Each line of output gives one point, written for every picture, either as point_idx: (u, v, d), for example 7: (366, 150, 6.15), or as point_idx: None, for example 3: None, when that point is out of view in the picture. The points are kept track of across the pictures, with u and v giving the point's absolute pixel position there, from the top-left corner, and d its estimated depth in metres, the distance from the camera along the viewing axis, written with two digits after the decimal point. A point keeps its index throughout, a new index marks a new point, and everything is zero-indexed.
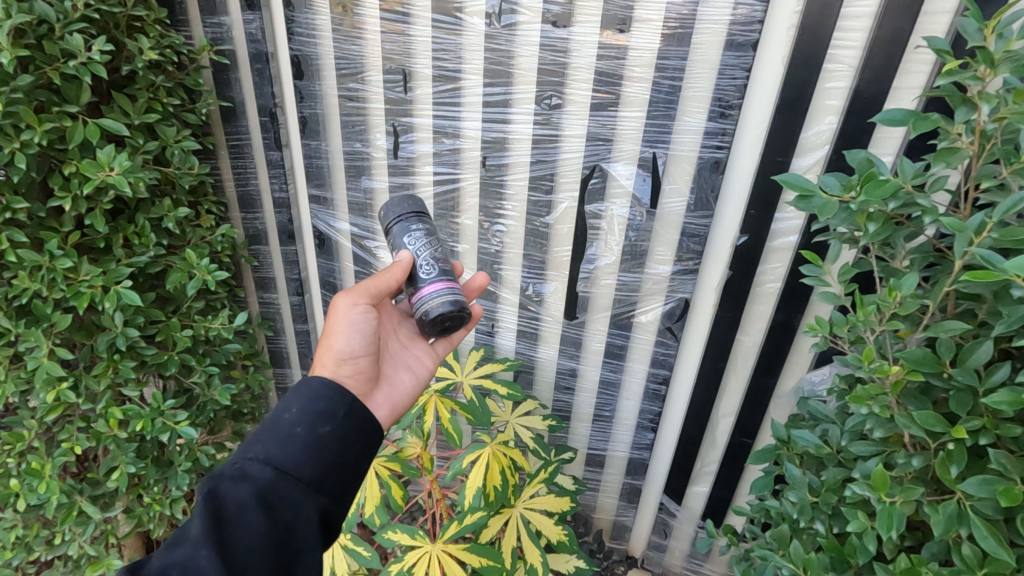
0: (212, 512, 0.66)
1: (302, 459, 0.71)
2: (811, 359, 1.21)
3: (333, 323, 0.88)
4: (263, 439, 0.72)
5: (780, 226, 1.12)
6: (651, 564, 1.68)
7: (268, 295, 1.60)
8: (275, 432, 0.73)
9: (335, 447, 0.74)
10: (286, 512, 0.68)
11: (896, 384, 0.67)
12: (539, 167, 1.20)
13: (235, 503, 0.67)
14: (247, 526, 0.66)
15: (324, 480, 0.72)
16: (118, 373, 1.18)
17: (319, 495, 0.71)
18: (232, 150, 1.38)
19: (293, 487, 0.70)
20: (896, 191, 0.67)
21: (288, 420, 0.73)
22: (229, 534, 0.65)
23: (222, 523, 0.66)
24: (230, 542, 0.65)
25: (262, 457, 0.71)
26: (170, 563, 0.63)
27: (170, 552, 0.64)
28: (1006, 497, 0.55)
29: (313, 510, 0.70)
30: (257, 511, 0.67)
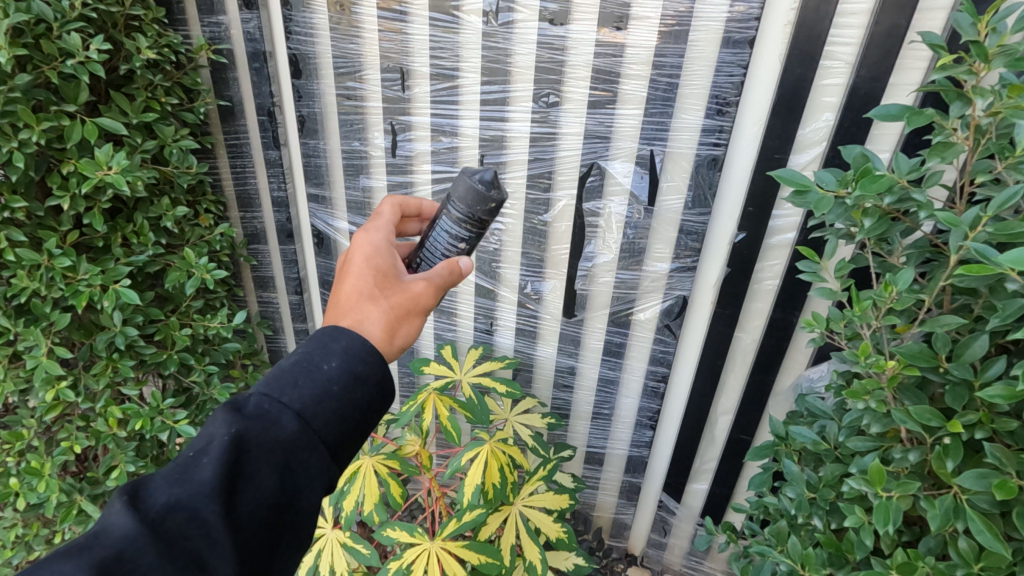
0: (231, 455, 0.55)
1: (332, 421, 0.61)
2: (809, 355, 1.21)
3: (413, 306, 0.75)
4: (295, 385, 0.61)
5: (777, 223, 1.12)
6: (650, 561, 1.68)
7: (267, 294, 1.60)
8: (311, 381, 0.61)
9: (360, 415, 0.64)
10: (302, 478, 0.58)
11: (892, 379, 0.67)
12: (536, 165, 1.21)
13: (257, 452, 0.56)
14: (260, 484, 0.55)
15: (344, 447, 0.62)
16: (117, 372, 1.18)
17: (336, 465, 0.61)
18: (230, 149, 1.39)
19: (316, 451, 0.59)
20: (892, 186, 0.67)
21: (327, 373, 0.62)
22: (240, 487, 0.55)
23: (237, 472, 0.55)
24: (240, 496, 0.54)
25: (292, 406, 0.59)
26: (173, 501, 0.52)
27: (175, 486, 0.53)
28: (1001, 490, 0.56)
29: (328, 481, 0.60)
30: (276, 469, 0.56)
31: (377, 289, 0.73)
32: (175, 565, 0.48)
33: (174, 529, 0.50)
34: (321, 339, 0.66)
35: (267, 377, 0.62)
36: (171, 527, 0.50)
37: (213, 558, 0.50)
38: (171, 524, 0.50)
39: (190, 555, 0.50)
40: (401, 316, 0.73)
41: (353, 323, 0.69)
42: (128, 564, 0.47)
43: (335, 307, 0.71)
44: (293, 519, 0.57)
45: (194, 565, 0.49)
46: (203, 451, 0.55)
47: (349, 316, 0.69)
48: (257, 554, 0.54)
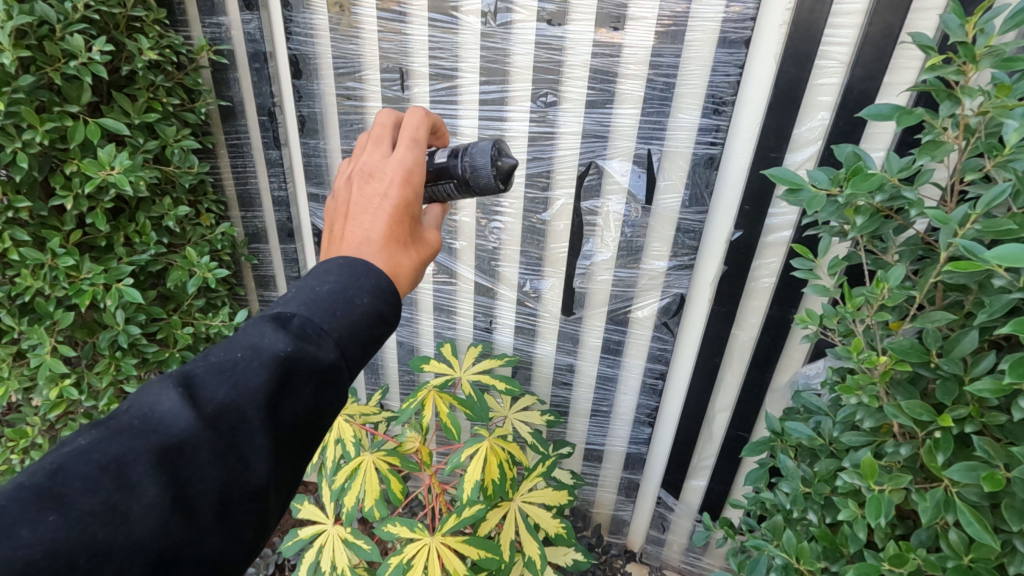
0: (278, 369, 0.51)
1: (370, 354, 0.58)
2: (805, 352, 1.22)
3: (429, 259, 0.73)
4: (335, 313, 0.56)
5: (774, 222, 1.13)
6: (649, 557, 1.69)
7: (268, 293, 1.61)
8: (349, 313, 0.57)
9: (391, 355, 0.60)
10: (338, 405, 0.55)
11: (884, 374, 0.68)
12: (535, 165, 1.22)
13: (305, 370, 0.53)
14: (306, 400, 0.53)
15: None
16: (120, 371, 1.19)
17: None
18: (231, 148, 1.40)
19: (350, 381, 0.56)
20: (884, 184, 0.68)
21: (359, 309, 0.58)
22: (288, 400, 0.52)
23: (284, 386, 0.52)
24: (286, 410, 0.52)
25: (333, 333, 0.55)
26: (227, 402, 0.50)
27: (229, 385, 0.50)
28: (989, 481, 0.57)
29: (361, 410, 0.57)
30: (320, 390, 0.53)
31: (406, 236, 0.69)
32: (224, 467, 0.48)
33: (225, 431, 0.49)
34: (354, 269, 0.60)
35: (312, 291, 0.58)
36: (223, 428, 0.49)
37: (258, 467, 0.49)
38: (223, 425, 0.49)
39: (239, 459, 0.49)
40: (422, 269, 0.71)
41: (392, 271, 0.65)
42: (184, 456, 0.47)
43: (364, 245, 0.65)
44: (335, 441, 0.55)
45: (240, 470, 0.49)
46: (253, 354, 0.52)
47: (386, 261, 0.65)
48: (299, 465, 0.53)
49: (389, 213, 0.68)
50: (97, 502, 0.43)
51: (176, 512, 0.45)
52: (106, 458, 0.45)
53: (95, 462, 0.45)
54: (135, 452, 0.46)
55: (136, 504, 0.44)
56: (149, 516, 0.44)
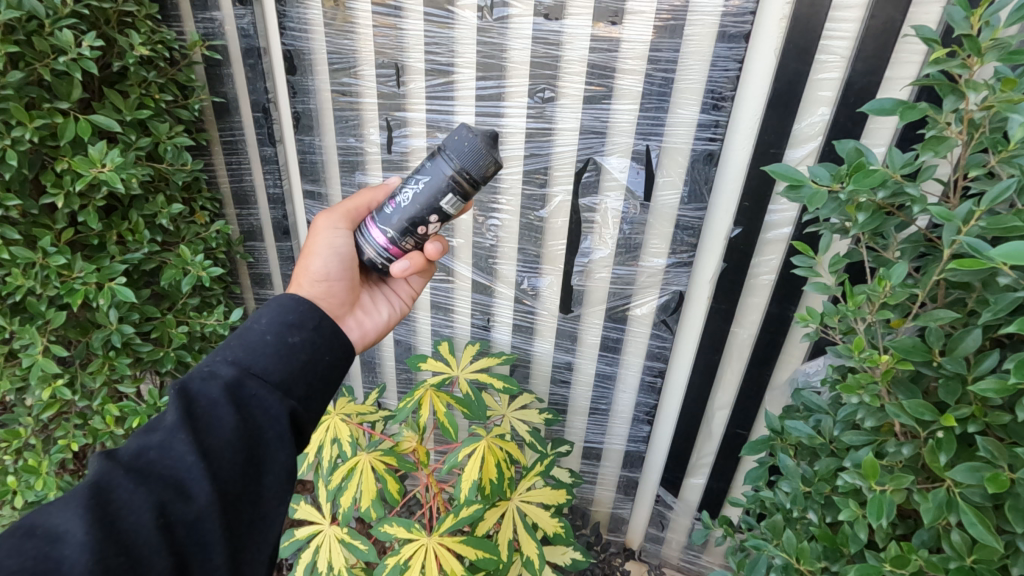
0: (183, 400, 0.61)
1: (272, 363, 0.68)
2: (805, 350, 1.22)
3: (316, 239, 0.88)
4: (232, 346, 0.68)
5: (773, 218, 1.12)
6: (648, 556, 1.69)
7: (264, 291, 1.61)
8: (244, 339, 0.69)
9: (304, 355, 0.71)
10: (256, 411, 0.63)
11: (886, 373, 0.67)
12: (532, 161, 1.20)
13: (207, 396, 0.62)
14: (221, 417, 0.61)
15: (294, 383, 0.68)
16: (114, 370, 1.18)
17: (291, 398, 0.67)
18: (225, 146, 1.38)
19: (262, 386, 0.65)
20: (885, 180, 0.67)
21: (259, 328, 0.70)
22: (203, 426, 0.60)
23: (194, 416, 0.60)
24: (203, 433, 0.59)
25: (228, 359, 0.67)
26: (141, 447, 0.57)
27: (140, 437, 0.58)
28: (993, 483, 0.56)
29: (283, 407, 0.65)
30: (231, 403, 0.62)
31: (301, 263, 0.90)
32: (154, 492, 0.54)
33: (145, 467, 0.56)
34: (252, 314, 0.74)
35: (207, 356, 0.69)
36: (144, 464, 0.56)
37: (190, 483, 0.56)
38: (144, 463, 0.56)
39: (167, 483, 0.55)
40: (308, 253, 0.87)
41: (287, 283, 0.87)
42: (110, 496, 0.53)
43: None
44: (264, 448, 0.62)
45: (173, 491, 0.55)
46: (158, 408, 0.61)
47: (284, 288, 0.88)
48: (238, 481, 0.59)
49: None
50: (27, 560, 0.47)
51: (114, 545, 0.50)
52: (30, 527, 0.50)
53: (22, 532, 0.49)
54: (61, 507, 0.51)
55: (66, 548, 0.48)
56: (83, 551, 0.48)
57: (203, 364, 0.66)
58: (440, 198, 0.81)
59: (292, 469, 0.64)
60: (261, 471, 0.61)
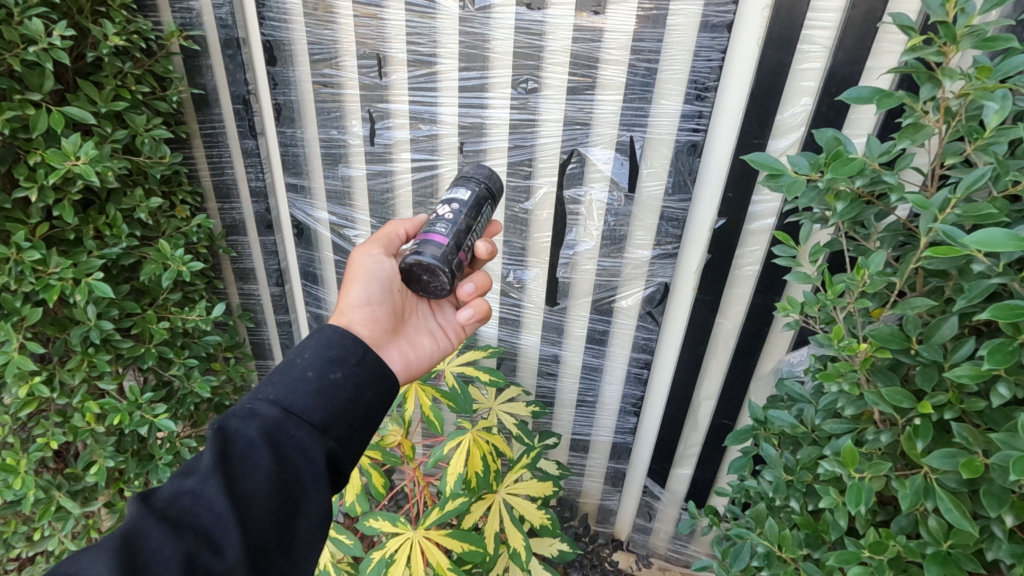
0: (220, 444, 0.61)
1: (313, 402, 0.66)
2: (789, 341, 1.23)
3: (354, 270, 0.87)
4: (275, 381, 0.68)
5: (757, 209, 1.12)
6: (636, 546, 1.70)
7: (248, 286, 1.60)
8: (286, 374, 0.68)
9: (346, 393, 0.69)
10: (294, 453, 0.63)
11: (864, 361, 0.68)
12: (516, 153, 1.20)
13: (244, 440, 0.62)
14: (256, 464, 0.60)
15: (333, 422, 0.67)
16: (93, 367, 1.17)
17: (330, 439, 0.66)
18: (206, 139, 1.36)
19: (302, 427, 0.64)
20: (863, 168, 0.67)
21: (302, 362, 0.69)
22: (237, 470, 0.60)
23: (231, 460, 0.60)
24: (237, 479, 0.59)
25: (269, 397, 0.66)
26: (175, 491, 0.57)
27: (176, 480, 0.59)
28: (966, 468, 0.56)
29: (320, 449, 0.64)
30: (269, 449, 0.61)
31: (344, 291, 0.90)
32: (184, 541, 0.54)
33: (177, 514, 0.56)
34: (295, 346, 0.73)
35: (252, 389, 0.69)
36: (177, 511, 0.56)
37: (220, 533, 0.55)
38: (177, 509, 0.56)
39: (197, 532, 0.55)
40: (346, 284, 0.86)
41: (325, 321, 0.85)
42: (140, 545, 0.53)
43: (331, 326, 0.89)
44: (299, 493, 0.61)
45: (202, 541, 0.55)
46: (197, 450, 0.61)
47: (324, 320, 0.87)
48: (269, 529, 0.58)
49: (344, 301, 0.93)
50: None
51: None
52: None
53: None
54: (89, 560, 0.51)
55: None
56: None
57: (248, 402, 0.66)
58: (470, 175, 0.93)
59: (327, 514, 0.63)
60: (293, 519, 0.61)
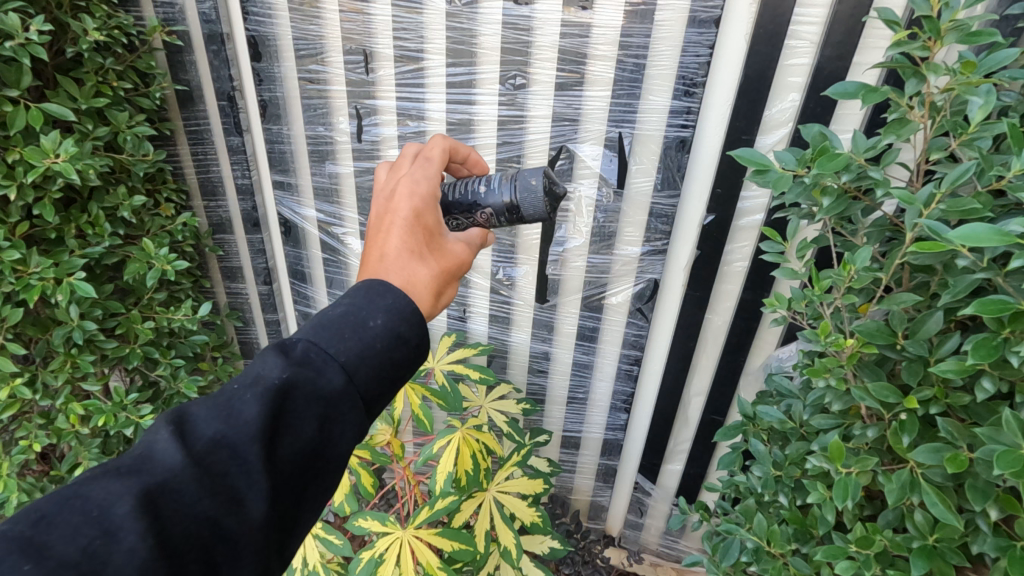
0: (276, 397, 0.53)
1: (372, 378, 0.58)
2: (778, 336, 1.24)
3: (456, 271, 0.74)
4: (342, 337, 0.58)
5: (746, 205, 1.12)
6: (628, 542, 1.71)
7: (235, 285, 1.58)
8: (357, 334, 0.59)
9: (401, 376, 0.61)
10: (337, 433, 0.55)
11: (851, 357, 0.68)
12: (505, 149, 1.19)
13: (299, 400, 0.54)
14: (302, 432, 0.53)
15: (379, 401, 0.60)
16: (76, 367, 1.15)
17: (371, 420, 0.59)
18: (190, 136, 1.35)
19: (354, 405, 0.56)
20: (849, 164, 0.67)
21: (373, 330, 0.59)
22: (280, 431, 0.53)
23: (279, 417, 0.53)
24: (277, 443, 0.52)
25: (337, 357, 0.57)
26: (217, 437, 0.50)
27: (220, 421, 0.51)
28: (951, 463, 0.55)
29: (362, 436, 0.57)
30: (318, 420, 0.54)
31: (423, 246, 0.71)
32: (212, 499, 0.47)
33: (213, 465, 0.49)
34: (365, 293, 0.63)
35: (314, 323, 0.60)
36: (214, 461, 0.49)
37: (249, 497, 0.49)
38: (214, 460, 0.49)
39: (227, 490, 0.48)
40: (446, 279, 0.72)
41: (404, 282, 0.66)
42: (170, 493, 0.46)
43: (385, 262, 0.67)
44: (326, 469, 0.55)
45: (229, 501, 0.48)
46: (248, 387, 0.53)
47: (402, 276, 0.66)
48: (292, 502, 0.53)
49: (410, 230, 0.71)
50: (77, 550, 0.42)
51: (162, 557, 0.44)
52: (85, 502, 0.44)
53: (77, 506, 0.44)
54: (118, 494, 0.45)
55: (117, 549, 0.42)
56: (132, 559, 0.42)
57: (310, 352, 0.57)
58: (540, 184, 0.81)
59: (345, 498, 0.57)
60: (314, 494, 0.55)
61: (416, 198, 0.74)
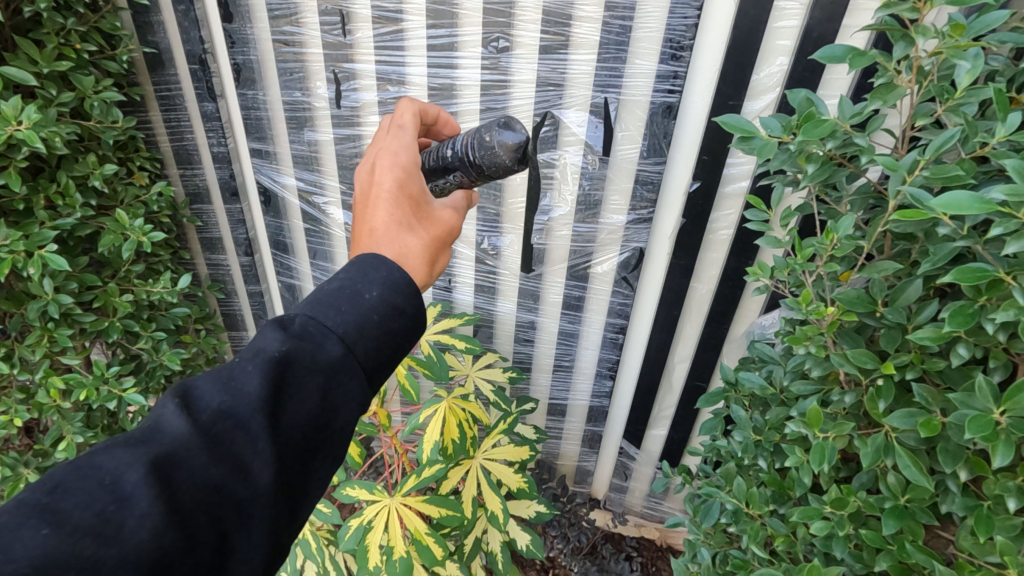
0: (278, 367, 0.52)
1: (374, 349, 0.58)
2: (761, 304, 1.25)
3: (447, 237, 0.73)
4: (340, 308, 0.57)
5: (731, 173, 1.11)
6: (613, 504, 1.76)
7: (216, 256, 1.55)
8: (354, 306, 0.58)
9: (402, 346, 0.61)
10: (339, 404, 0.55)
11: (831, 325, 0.68)
12: (488, 115, 1.16)
13: (301, 371, 0.54)
14: (305, 402, 0.53)
15: (380, 371, 0.59)
16: (54, 342, 1.13)
17: (372, 390, 0.58)
18: (162, 101, 1.30)
19: (355, 375, 0.56)
20: (834, 130, 0.66)
21: (368, 302, 0.59)
22: (284, 402, 0.52)
23: (281, 388, 0.52)
24: (281, 413, 0.52)
25: (335, 329, 0.56)
26: (221, 408, 0.50)
27: (223, 392, 0.51)
28: (925, 428, 0.57)
29: (365, 407, 0.57)
30: (321, 391, 0.54)
31: (411, 216, 0.69)
32: (219, 469, 0.47)
33: (218, 436, 0.49)
34: (361, 266, 0.62)
35: (312, 295, 0.59)
36: (218, 432, 0.49)
37: (255, 466, 0.49)
38: (219, 430, 0.49)
39: (234, 461, 0.48)
40: (438, 247, 0.71)
41: (398, 255, 0.65)
42: (177, 464, 0.46)
43: (374, 237, 0.66)
44: (331, 439, 0.55)
45: (235, 471, 0.48)
46: (249, 359, 0.53)
47: (393, 248, 0.65)
48: (299, 471, 0.52)
49: (395, 201, 0.69)
50: (89, 516, 0.42)
51: (173, 522, 0.44)
52: (94, 472, 0.44)
53: (86, 475, 0.44)
54: (126, 464, 0.45)
55: (129, 515, 0.42)
56: (144, 524, 0.42)
57: (310, 324, 0.56)
58: (495, 137, 0.74)
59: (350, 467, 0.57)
60: (319, 465, 0.54)
61: (396, 169, 0.71)
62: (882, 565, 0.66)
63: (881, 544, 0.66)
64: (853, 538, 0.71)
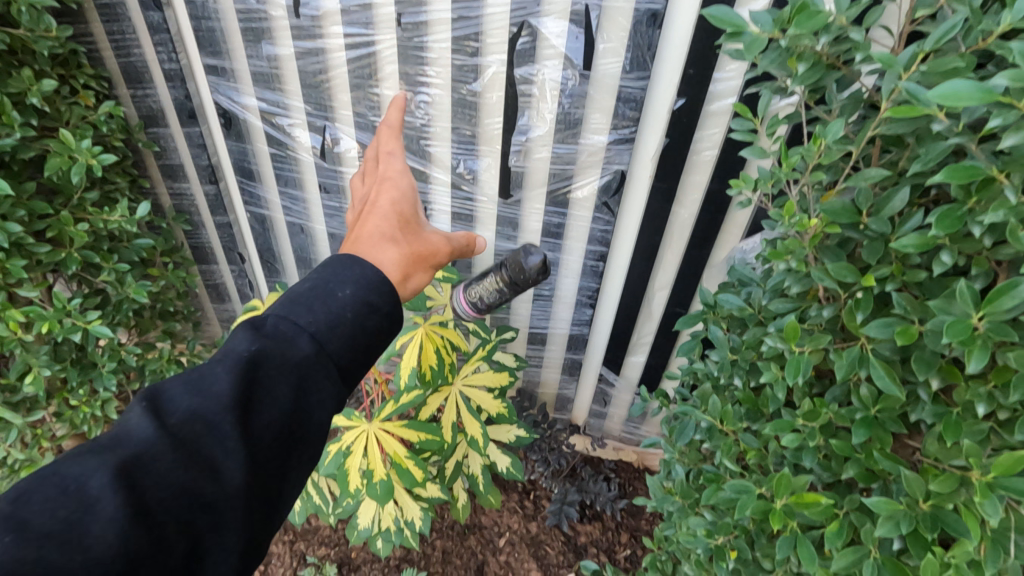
0: (246, 370, 0.56)
1: (342, 348, 0.62)
2: (743, 229, 1.23)
3: (427, 256, 0.84)
4: (309, 309, 0.63)
5: (718, 88, 1.06)
6: (592, 429, 1.81)
7: (178, 184, 1.48)
8: (325, 306, 0.63)
9: (371, 342, 0.66)
10: (312, 404, 0.59)
11: (813, 238, 0.66)
12: (461, 25, 1.07)
13: (272, 372, 0.57)
14: (275, 404, 0.56)
15: (353, 372, 0.64)
16: (9, 274, 1.09)
17: (344, 388, 0.63)
18: (102, 11, 1.18)
19: (326, 374, 0.60)
20: (829, 24, 0.61)
21: (341, 300, 0.64)
22: (253, 405, 0.55)
23: (251, 390, 0.56)
24: (251, 414, 0.55)
25: (306, 329, 0.61)
26: (192, 410, 0.53)
27: (194, 396, 0.54)
28: (903, 336, 0.56)
29: (335, 408, 0.61)
30: (293, 389, 0.58)
31: (398, 234, 0.80)
32: (188, 471, 0.50)
33: (188, 436, 0.51)
34: (333, 269, 0.68)
35: (285, 300, 0.64)
36: (189, 434, 0.52)
37: (226, 466, 0.51)
38: (189, 432, 0.52)
39: (205, 461, 0.51)
40: (415, 262, 0.81)
41: (374, 261, 0.75)
42: (147, 466, 0.49)
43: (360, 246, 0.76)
44: (302, 440, 0.58)
45: (204, 471, 0.50)
46: (219, 364, 0.56)
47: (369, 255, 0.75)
48: (271, 470, 0.55)
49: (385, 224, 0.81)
50: (54, 521, 0.44)
51: (139, 522, 0.46)
52: (62, 479, 0.46)
53: (56, 483, 0.46)
54: (94, 469, 0.47)
55: (94, 521, 0.44)
56: (110, 527, 0.44)
57: (277, 334, 0.60)
58: None
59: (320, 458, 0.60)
60: (293, 460, 0.58)
61: (394, 193, 0.87)
62: (849, 473, 0.68)
63: (849, 452, 0.67)
64: (822, 449, 0.72)
